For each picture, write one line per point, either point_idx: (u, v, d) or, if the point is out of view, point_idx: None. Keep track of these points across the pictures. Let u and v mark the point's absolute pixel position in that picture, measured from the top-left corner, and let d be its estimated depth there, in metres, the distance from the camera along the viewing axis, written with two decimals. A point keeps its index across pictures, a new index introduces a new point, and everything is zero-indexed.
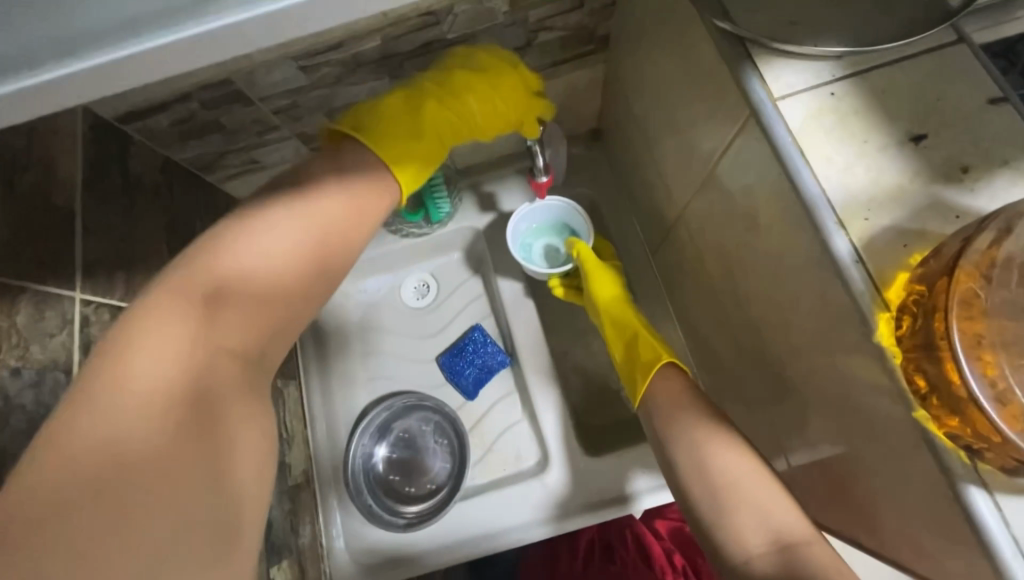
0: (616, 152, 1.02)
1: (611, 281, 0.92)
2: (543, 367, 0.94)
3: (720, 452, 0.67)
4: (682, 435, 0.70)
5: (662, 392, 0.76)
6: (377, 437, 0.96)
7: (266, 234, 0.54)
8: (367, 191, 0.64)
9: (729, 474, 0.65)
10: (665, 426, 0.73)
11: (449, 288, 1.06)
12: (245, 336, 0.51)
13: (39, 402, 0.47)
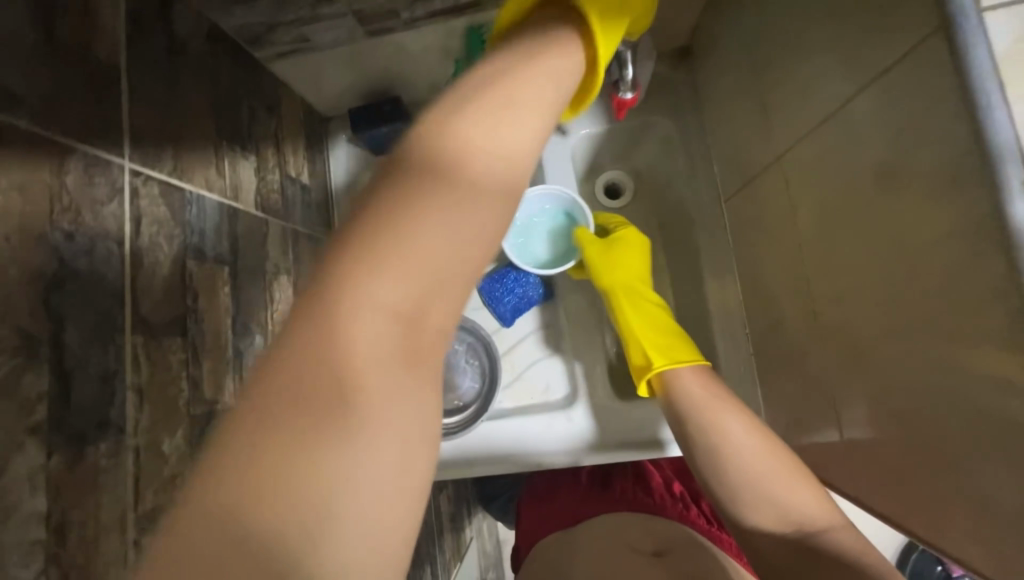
0: (704, 76, 0.89)
1: (621, 266, 0.85)
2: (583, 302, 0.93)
3: (751, 450, 0.65)
4: (704, 440, 0.68)
5: (693, 390, 0.71)
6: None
7: (458, 118, 0.31)
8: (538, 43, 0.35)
9: (762, 471, 0.63)
10: (693, 426, 0.69)
11: None
12: (450, 305, 0.31)
13: (93, 269, 0.46)
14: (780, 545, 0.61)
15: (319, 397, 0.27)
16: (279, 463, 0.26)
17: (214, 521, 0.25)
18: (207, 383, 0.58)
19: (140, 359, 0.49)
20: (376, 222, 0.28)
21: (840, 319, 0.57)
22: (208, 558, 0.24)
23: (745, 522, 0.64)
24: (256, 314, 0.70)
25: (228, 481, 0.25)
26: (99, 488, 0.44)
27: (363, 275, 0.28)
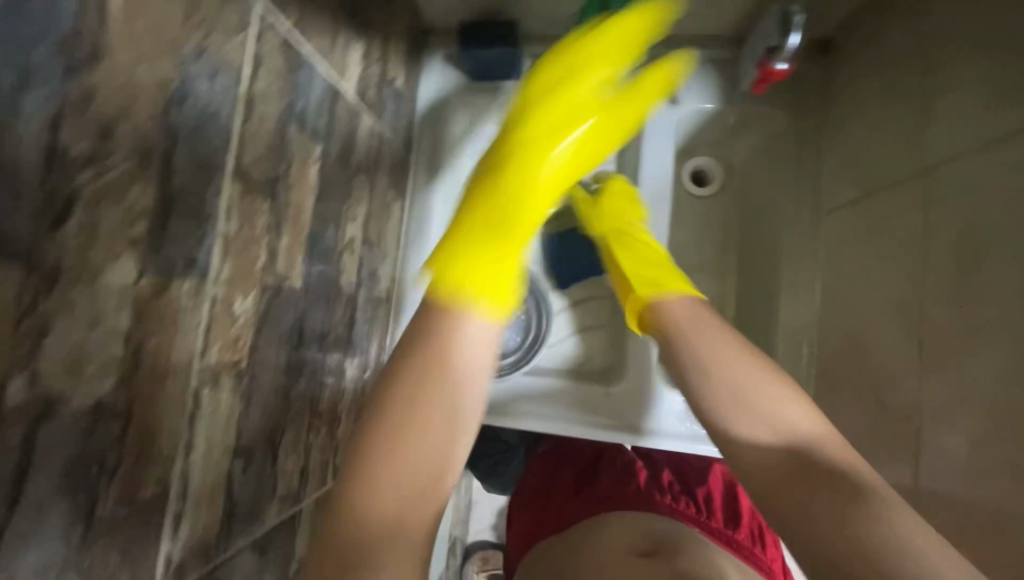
0: (843, 72, 0.82)
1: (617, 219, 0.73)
2: None
3: (796, 412, 0.51)
4: (730, 398, 0.53)
5: (675, 316, 0.58)
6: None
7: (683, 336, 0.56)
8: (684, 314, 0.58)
9: (763, 401, 0.52)
10: (706, 382, 0.55)
11: None
12: (439, 415, 0.47)
13: (210, 98, 0.43)
14: (774, 481, 0.50)
15: (437, 468, 0.47)
16: (393, 495, 0.45)
17: (381, 526, 0.44)
18: (281, 257, 0.56)
19: (231, 209, 0.46)
20: (395, 388, 0.47)
21: (955, 348, 0.54)
22: (375, 539, 0.44)
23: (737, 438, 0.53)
24: (334, 204, 0.67)
25: (369, 522, 0.44)
26: (176, 325, 0.41)
27: (402, 394, 0.47)
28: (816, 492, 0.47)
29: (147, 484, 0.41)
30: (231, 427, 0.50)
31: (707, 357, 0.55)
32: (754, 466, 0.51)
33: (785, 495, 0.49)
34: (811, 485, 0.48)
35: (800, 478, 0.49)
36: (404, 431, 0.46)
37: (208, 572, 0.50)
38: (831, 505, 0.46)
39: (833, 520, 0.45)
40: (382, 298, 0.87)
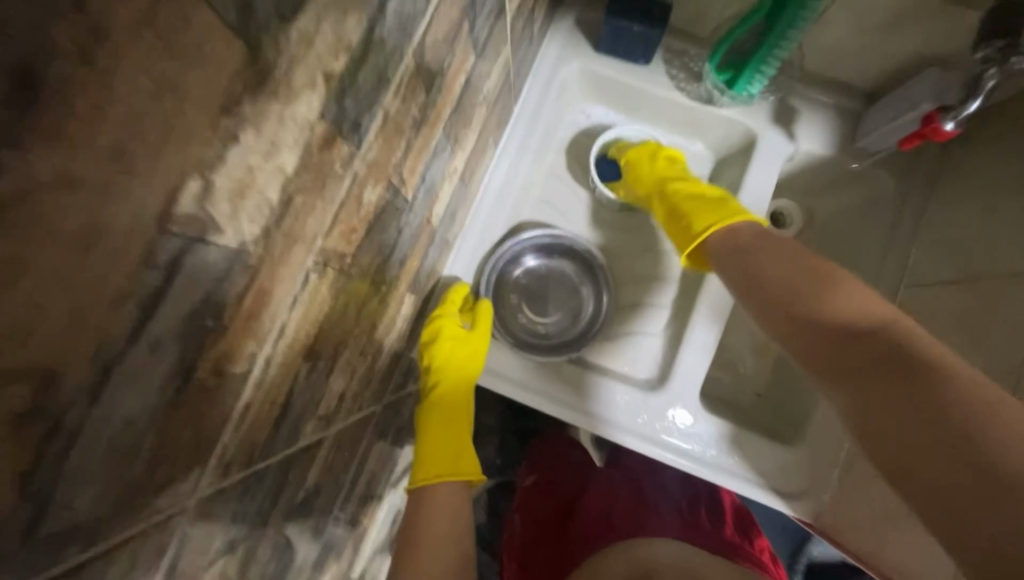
0: (965, 158, 0.82)
1: (660, 164, 0.91)
2: (718, 307, 0.85)
3: (853, 305, 0.57)
4: (806, 286, 0.62)
5: (739, 235, 0.73)
6: (532, 252, 0.93)
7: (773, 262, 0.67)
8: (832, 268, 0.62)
9: (855, 314, 0.56)
10: (793, 285, 0.63)
11: None
12: (450, 533, 0.67)
13: None
14: (854, 340, 0.55)
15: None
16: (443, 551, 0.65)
17: None
18: (410, 160, 0.50)
19: (402, 86, 0.41)
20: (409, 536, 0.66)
21: None
22: None
23: (823, 325, 0.58)
24: (458, 125, 0.61)
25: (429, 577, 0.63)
26: (323, 191, 0.35)
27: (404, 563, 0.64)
28: (890, 377, 0.50)
29: (238, 359, 0.35)
30: (314, 324, 0.44)
31: (811, 296, 0.61)
32: (839, 336, 0.56)
33: (862, 369, 0.53)
34: (880, 360, 0.51)
35: (843, 350, 0.55)
36: (432, 548, 0.65)
37: (244, 476, 0.44)
38: (895, 394, 0.48)
39: (880, 406, 0.49)
40: (449, 242, 0.81)
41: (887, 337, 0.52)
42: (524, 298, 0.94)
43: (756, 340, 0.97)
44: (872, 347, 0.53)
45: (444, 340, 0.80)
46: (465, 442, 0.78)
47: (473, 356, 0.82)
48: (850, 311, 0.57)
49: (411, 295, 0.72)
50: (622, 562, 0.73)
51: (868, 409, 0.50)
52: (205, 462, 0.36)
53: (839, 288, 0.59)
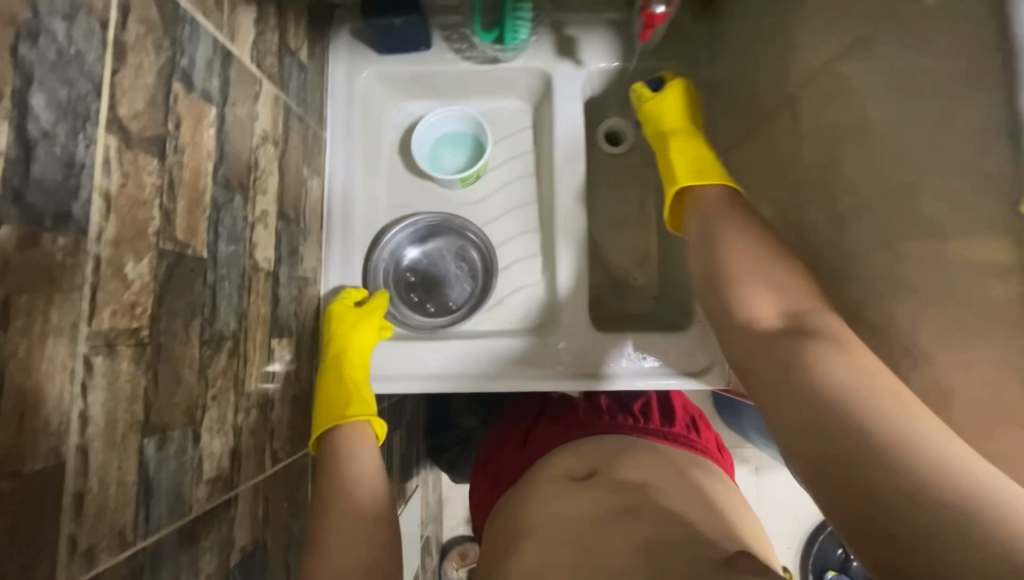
0: (724, 27, 0.91)
1: (687, 112, 0.86)
2: (576, 235, 0.92)
3: (807, 307, 0.57)
4: (726, 243, 0.66)
5: (712, 202, 0.72)
6: (410, 241, 0.98)
7: (744, 240, 0.65)
8: (745, 226, 0.67)
9: (754, 272, 0.62)
10: (717, 241, 0.67)
11: (501, 134, 1.02)
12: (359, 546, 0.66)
13: (71, 37, 0.40)
14: (799, 342, 0.54)
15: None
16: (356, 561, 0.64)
17: None
18: (180, 222, 0.53)
19: (111, 164, 0.44)
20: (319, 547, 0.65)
21: None
22: None
23: (744, 319, 0.60)
24: (239, 173, 0.64)
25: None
26: (53, 283, 0.39)
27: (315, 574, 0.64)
28: (814, 361, 0.50)
29: (35, 456, 0.38)
30: (136, 400, 0.47)
31: (780, 291, 0.60)
32: (793, 331, 0.55)
33: (781, 362, 0.53)
34: (805, 353, 0.52)
35: (792, 343, 0.54)
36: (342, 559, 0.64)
37: (129, 557, 0.46)
38: (814, 372, 0.49)
39: (811, 396, 0.48)
40: (308, 279, 0.84)
41: (831, 337, 0.52)
42: (421, 285, 0.99)
43: (634, 252, 1.03)
44: (821, 339, 0.52)
45: (337, 323, 0.84)
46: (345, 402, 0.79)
47: (362, 334, 0.84)
48: (749, 278, 0.62)
49: (279, 341, 0.74)
50: (571, 466, 0.70)
51: (798, 404, 0.49)
52: (50, 556, 0.39)
53: (756, 253, 0.64)
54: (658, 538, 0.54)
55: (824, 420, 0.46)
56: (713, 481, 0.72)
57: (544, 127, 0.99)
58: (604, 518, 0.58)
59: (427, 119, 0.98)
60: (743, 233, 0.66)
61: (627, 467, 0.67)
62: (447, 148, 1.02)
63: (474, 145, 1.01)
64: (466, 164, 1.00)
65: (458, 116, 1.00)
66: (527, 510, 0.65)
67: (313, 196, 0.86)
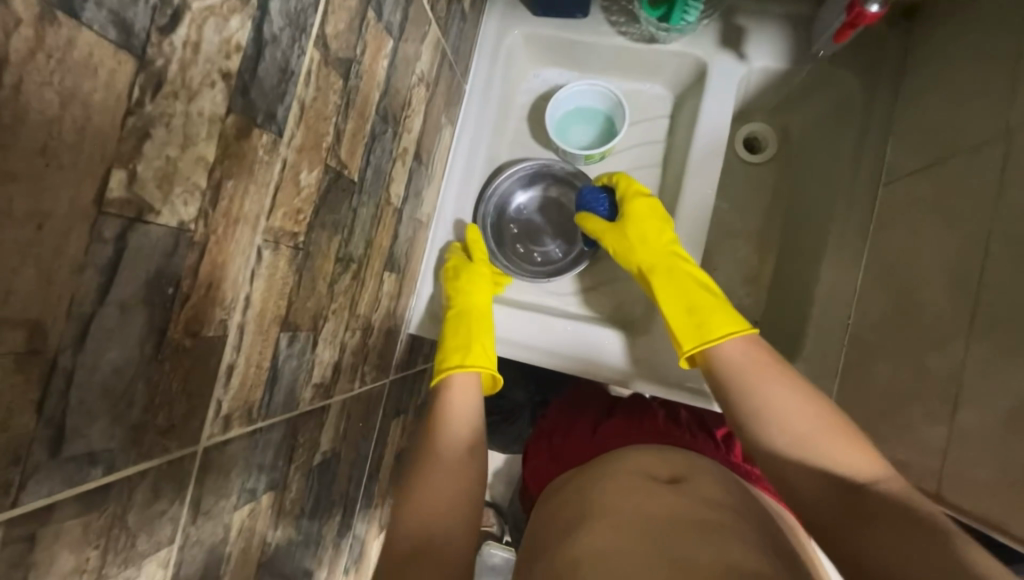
0: (928, 42, 0.79)
1: (646, 244, 0.84)
2: (694, 241, 0.88)
3: (851, 460, 0.57)
4: (747, 397, 0.64)
5: (732, 364, 0.67)
6: (522, 186, 1.00)
7: (768, 386, 0.64)
8: (762, 363, 0.66)
9: (785, 422, 0.61)
10: (733, 389, 0.66)
11: (634, 118, 0.99)
12: (454, 486, 0.66)
13: None
14: (865, 502, 0.54)
15: (440, 525, 0.62)
16: (449, 499, 0.65)
17: (420, 527, 0.61)
18: (345, 143, 0.56)
19: (311, 77, 0.47)
20: (420, 474, 0.67)
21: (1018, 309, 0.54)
22: (431, 534, 0.61)
23: (788, 481, 0.60)
24: (395, 109, 0.67)
25: (426, 511, 0.63)
26: (252, 176, 0.42)
27: (409, 497, 0.65)
28: (877, 526, 0.52)
29: (210, 324, 0.42)
30: (283, 297, 0.52)
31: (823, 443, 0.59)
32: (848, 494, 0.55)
33: (846, 529, 0.54)
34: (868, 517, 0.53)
35: (849, 511, 0.54)
36: (439, 494, 0.65)
37: (250, 432, 0.52)
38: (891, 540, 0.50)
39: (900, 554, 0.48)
40: (422, 222, 0.87)
41: (894, 502, 0.53)
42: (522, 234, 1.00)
43: (745, 269, 0.96)
44: (876, 512, 0.52)
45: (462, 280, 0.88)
46: (478, 341, 0.84)
47: (487, 277, 0.90)
48: (777, 430, 0.61)
49: (390, 274, 0.78)
50: (650, 465, 0.68)
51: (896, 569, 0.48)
52: (202, 413, 0.44)
53: (777, 392, 0.63)
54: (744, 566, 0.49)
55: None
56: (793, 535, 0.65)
57: (682, 120, 0.95)
58: (686, 526, 0.55)
59: (565, 89, 0.96)
60: (760, 371, 0.65)
61: (712, 485, 0.64)
62: (577, 124, 1.00)
63: (605, 124, 0.98)
64: (592, 143, 0.99)
65: (597, 91, 0.96)
66: (602, 496, 0.63)
67: (443, 145, 0.89)
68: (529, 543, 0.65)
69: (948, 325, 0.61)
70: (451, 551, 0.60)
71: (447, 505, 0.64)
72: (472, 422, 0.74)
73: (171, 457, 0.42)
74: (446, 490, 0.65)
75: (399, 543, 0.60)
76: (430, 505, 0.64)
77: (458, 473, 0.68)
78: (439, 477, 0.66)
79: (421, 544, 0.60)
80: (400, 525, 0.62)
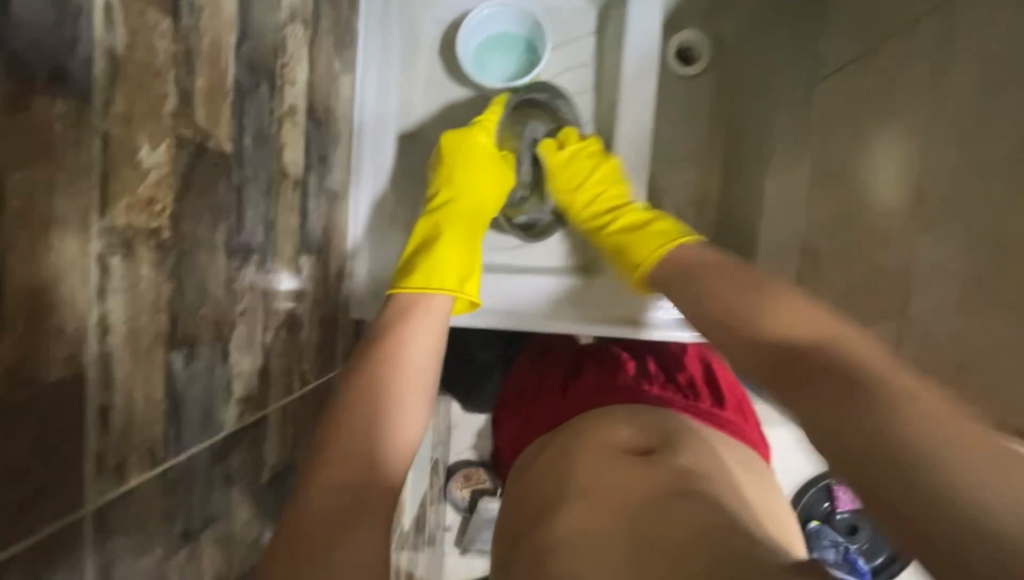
0: None
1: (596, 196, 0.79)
2: (636, 169, 0.83)
3: (803, 322, 0.49)
4: (728, 290, 0.56)
5: (679, 260, 0.62)
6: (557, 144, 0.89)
7: (731, 287, 0.56)
8: (712, 260, 0.60)
9: (728, 314, 0.55)
10: (693, 287, 0.59)
11: (559, 41, 0.89)
12: (386, 441, 0.54)
13: None
14: (801, 358, 0.48)
15: (366, 491, 0.51)
16: (382, 463, 0.53)
17: (341, 491, 0.50)
18: (200, 105, 0.44)
19: (115, 14, 0.35)
20: (336, 426, 0.54)
21: (959, 193, 0.53)
22: (345, 502, 0.50)
23: (745, 355, 0.52)
24: (265, 55, 0.54)
25: (348, 470, 0.51)
26: (53, 161, 0.32)
27: (322, 458, 0.52)
28: (818, 390, 0.45)
29: (53, 365, 0.33)
30: (159, 310, 0.41)
31: (746, 314, 0.53)
32: (785, 354, 0.49)
33: (801, 389, 0.46)
34: (809, 382, 0.46)
35: (783, 374, 0.48)
36: (358, 450, 0.53)
37: (162, 473, 0.43)
38: (819, 401, 0.44)
39: (841, 420, 0.42)
40: (337, 193, 0.76)
41: (835, 358, 0.45)
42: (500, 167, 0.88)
43: (691, 191, 0.92)
44: (847, 392, 0.43)
45: (455, 173, 0.79)
46: (476, 265, 0.74)
47: (481, 166, 0.79)
48: (732, 320, 0.54)
49: (307, 258, 0.68)
50: (619, 436, 0.63)
51: (824, 426, 0.43)
52: (76, 472, 0.35)
53: (731, 289, 0.55)
54: (716, 529, 0.48)
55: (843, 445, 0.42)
56: (757, 478, 0.64)
57: (609, 36, 0.86)
58: (660, 495, 0.52)
59: (474, 14, 0.84)
60: (711, 272, 0.58)
61: (687, 449, 0.59)
62: (495, 53, 0.88)
63: (526, 51, 0.87)
64: (516, 73, 0.88)
65: (511, 15, 0.85)
66: (568, 479, 0.58)
67: (344, 97, 0.76)
68: (505, 531, 0.62)
69: (894, 220, 0.60)
70: (377, 504, 0.51)
71: (374, 466, 0.53)
72: (423, 364, 0.60)
73: (46, 534, 0.34)
74: (372, 448, 0.53)
75: (323, 491, 0.50)
76: (348, 458, 0.52)
77: (400, 413, 0.56)
78: (361, 430, 0.54)
79: (352, 500, 0.50)
80: (306, 496, 0.50)
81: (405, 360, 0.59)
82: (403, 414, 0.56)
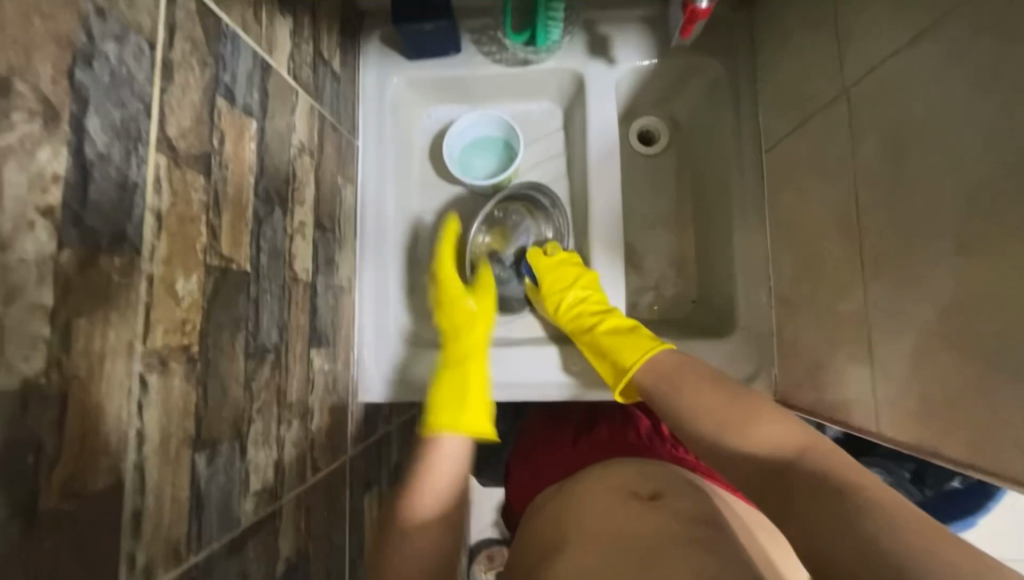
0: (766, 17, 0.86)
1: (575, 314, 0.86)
2: (613, 243, 0.90)
3: (769, 437, 0.58)
4: (685, 403, 0.66)
5: (663, 366, 0.72)
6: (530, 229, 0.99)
7: (698, 399, 0.66)
8: (675, 367, 0.71)
9: (707, 426, 0.63)
10: (668, 400, 0.68)
11: (532, 137, 1.02)
12: (425, 559, 0.64)
13: (122, 63, 0.40)
14: (783, 469, 0.54)
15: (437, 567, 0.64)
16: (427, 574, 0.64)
17: None
18: (225, 236, 0.53)
19: (162, 182, 0.44)
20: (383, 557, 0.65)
21: (894, 244, 0.58)
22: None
23: (729, 469, 0.59)
24: (278, 186, 0.64)
25: None
26: (109, 303, 0.39)
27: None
28: (790, 496, 0.51)
29: (97, 476, 0.38)
30: (187, 416, 0.47)
31: (735, 427, 0.61)
32: (765, 470, 0.55)
33: (781, 497, 0.52)
34: (783, 490, 0.52)
35: (772, 485, 0.54)
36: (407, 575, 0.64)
37: (185, 571, 0.47)
38: (795, 508, 0.49)
39: (812, 519, 0.47)
40: (344, 288, 0.85)
41: (806, 468, 0.52)
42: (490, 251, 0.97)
43: (670, 253, 0.99)
44: (821, 492, 0.48)
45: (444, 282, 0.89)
46: (475, 392, 0.78)
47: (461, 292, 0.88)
48: (719, 429, 0.62)
49: (317, 351, 0.74)
50: (632, 481, 0.65)
51: (799, 531, 0.47)
52: (111, 575, 0.39)
53: (697, 402, 0.65)
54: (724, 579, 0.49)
55: (816, 545, 0.45)
56: (763, 530, 0.65)
57: (575, 130, 0.98)
58: (668, 542, 0.54)
59: (457, 124, 0.98)
60: (687, 380, 0.68)
61: (694, 498, 0.61)
62: (477, 153, 1.01)
63: (503, 149, 1.00)
64: (496, 168, 0.99)
65: (488, 121, 0.99)
66: (579, 522, 0.60)
67: (347, 205, 0.87)
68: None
69: (847, 270, 0.66)
70: None
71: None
72: (451, 473, 0.70)
73: None
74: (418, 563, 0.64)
75: None
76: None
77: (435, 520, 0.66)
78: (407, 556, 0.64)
79: None
80: None
81: (436, 477, 0.69)
82: (440, 520, 0.66)
